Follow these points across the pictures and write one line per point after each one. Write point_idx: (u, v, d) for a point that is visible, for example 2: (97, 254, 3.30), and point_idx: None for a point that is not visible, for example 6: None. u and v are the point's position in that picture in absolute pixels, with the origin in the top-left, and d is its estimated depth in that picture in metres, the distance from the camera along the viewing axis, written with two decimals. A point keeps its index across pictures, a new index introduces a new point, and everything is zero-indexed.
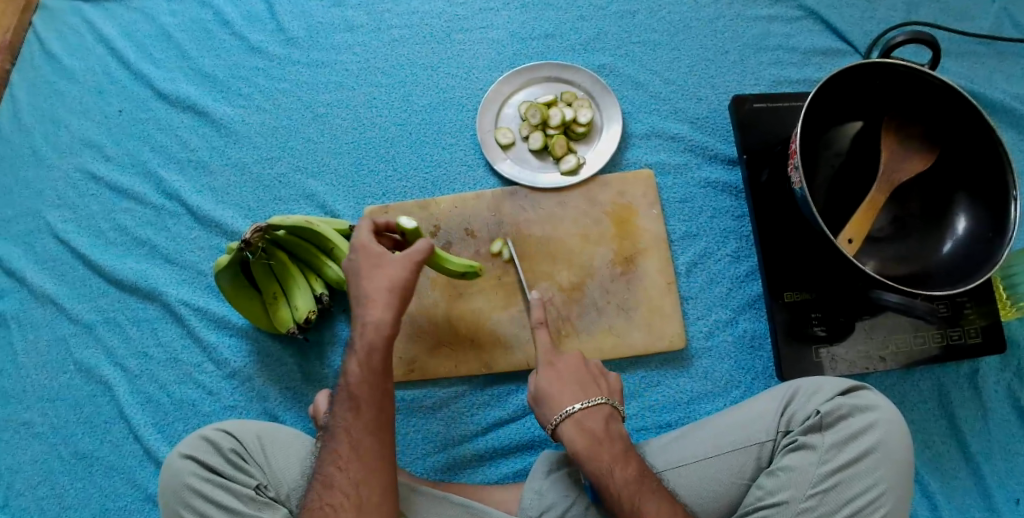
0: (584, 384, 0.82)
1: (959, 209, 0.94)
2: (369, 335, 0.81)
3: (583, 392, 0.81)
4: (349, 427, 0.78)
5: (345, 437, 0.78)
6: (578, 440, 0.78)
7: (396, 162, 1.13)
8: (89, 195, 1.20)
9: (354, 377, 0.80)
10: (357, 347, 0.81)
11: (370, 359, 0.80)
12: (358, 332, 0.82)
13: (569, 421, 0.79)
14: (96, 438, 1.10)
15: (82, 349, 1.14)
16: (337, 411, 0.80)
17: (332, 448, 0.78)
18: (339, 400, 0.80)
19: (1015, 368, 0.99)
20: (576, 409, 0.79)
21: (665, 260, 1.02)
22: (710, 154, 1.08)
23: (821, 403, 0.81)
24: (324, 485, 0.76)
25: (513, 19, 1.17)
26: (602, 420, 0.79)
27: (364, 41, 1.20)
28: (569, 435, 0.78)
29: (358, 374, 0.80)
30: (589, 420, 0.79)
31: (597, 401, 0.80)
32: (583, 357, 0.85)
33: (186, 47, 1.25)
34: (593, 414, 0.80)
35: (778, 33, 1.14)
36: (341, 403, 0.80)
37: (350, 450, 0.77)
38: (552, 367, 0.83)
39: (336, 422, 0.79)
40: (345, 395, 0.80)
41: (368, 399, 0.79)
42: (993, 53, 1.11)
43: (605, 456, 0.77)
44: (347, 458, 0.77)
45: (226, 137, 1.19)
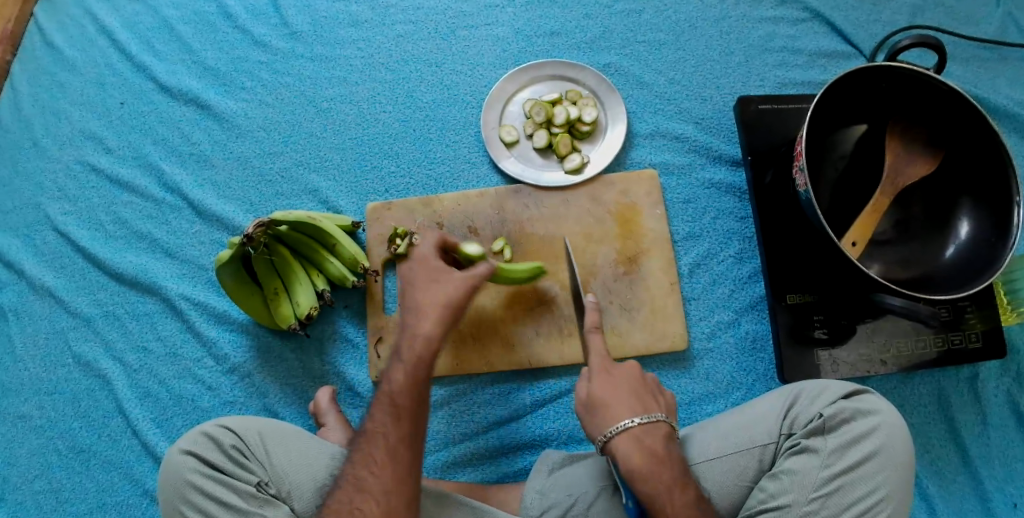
0: (642, 398, 0.82)
1: (962, 213, 0.94)
2: (418, 347, 0.84)
3: (640, 406, 0.81)
4: (389, 433, 0.78)
5: (381, 442, 0.78)
6: (633, 455, 0.77)
7: (400, 158, 1.13)
8: (90, 188, 1.20)
9: (398, 384, 0.82)
10: (406, 357, 0.84)
11: (416, 368, 0.83)
12: (408, 341, 0.85)
13: (626, 435, 0.78)
14: (94, 432, 1.10)
15: (80, 342, 1.13)
16: (377, 416, 0.80)
17: (365, 451, 0.78)
18: (379, 405, 0.81)
19: (1014, 373, 0.99)
20: (634, 423, 0.79)
21: (668, 260, 1.02)
22: (714, 155, 1.08)
23: (824, 406, 0.81)
24: (353, 490, 0.75)
25: (518, 16, 1.17)
26: (662, 439, 0.79)
27: (368, 36, 1.19)
28: (625, 450, 0.78)
29: (403, 381, 0.82)
30: (648, 437, 0.78)
31: (655, 417, 0.80)
32: (639, 370, 0.86)
33: (188, 40, 1.24)
34: (651, 431, 0.79)
35: (783, 34, 1.13)
36: (381, 408, 0.81)
37: (385, 457, 0.77)
38: (607, 375, 0.85)
39: (373, 426, 0.80)
40: (386, 400, 0.81)
41: (410, 407, 0.80)
42: (997, 58, 1.11)
43: (665, 476, 0.75)
44: (381, 465, 0.76)
45: (228, 131, 1.19)
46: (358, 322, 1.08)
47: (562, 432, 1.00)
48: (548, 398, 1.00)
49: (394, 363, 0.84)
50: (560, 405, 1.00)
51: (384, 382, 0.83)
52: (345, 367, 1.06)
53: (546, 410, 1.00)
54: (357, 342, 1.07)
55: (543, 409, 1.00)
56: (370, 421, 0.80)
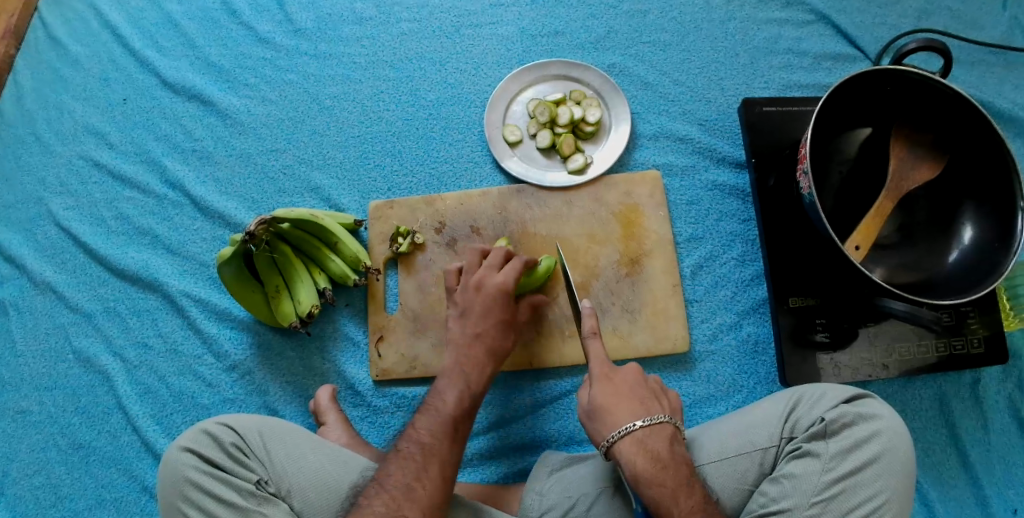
0: (645, 400, 0.82)
1: (965, 218, 0.94)
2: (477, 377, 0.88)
3: (644, 409, 0.81)
4: (447, 448, 0.80)
5: (436, 455, 0.79)
6: (639, 460, 0.77)
7: (402, 157, 1.12)
8: (92, 183, 1.20)
9: (456, 406, 0.85)
10: (468, 385, 0.87)
11: (474, 395, 0.87)
12: (471, 369, 0.89)
13: (629, 439, 0.78)
14: (94, 427, 1.10)
15: (81, 338, 1.13)
16: (424, 426, 0.82)
17: (417, 461, 0.78)
18: (426, 415, 0.84)
19: (1016, 379, 0.99)
20: (636, 427, 0.79)
21: (671, 262, 1.01)
22: (718, 157, 1.07)
23: (826, 410, 0.81)
24: (402, 497, 0.75)
25: (523, 16, 1.17)
26: (665, 440, 0.79)
27: (373, 34, 1.19)
28: (627, 454, 0.78)
29: (462, 405, 0.85)
30: (650, 439, 0.78)
31: (659, 419, 0.80)
32: (640, 373, 0.85)
33: (192, 36, 1.24)
34: (655, 433, 0.79)
35: (788, 37, 1.13)
36: (437, 425, 0.83)
37: (435, 471, 0.78)
38: (609, 382, 0.82)
39: (429, 438, 0.81)
40: (442, 414, 0.83)
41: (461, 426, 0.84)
42: (1002, 63, 1.11)
43: (670, 480, 0.76)
44: (432, 477, 0.77)
45: (231, 128, 1.18)
46: (359, 321, 1.07)
47: (562, 432, 0.99)
48: (550, 398, 1.00)
49: (448, 383, 0.87)
50: (560, 407, 1.00)
51: (435, 397, 0.86)
52: (346, 366, 1.06)
53: (546, 411, 1.00)
54: (359, 340, 1.07)
55: (543, 410, 1.00)
56: (421, 431, 0.82)
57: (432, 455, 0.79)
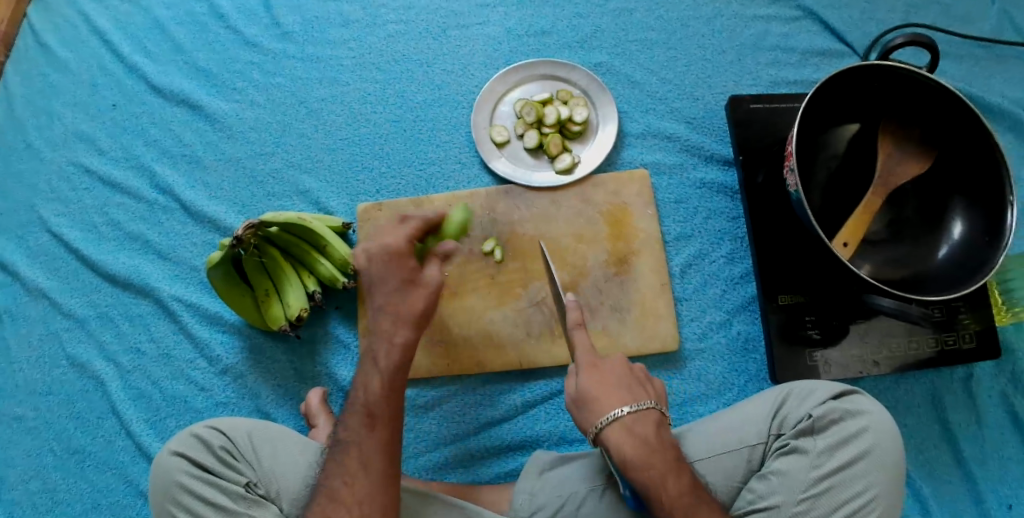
0: (630, 387, 0.80)
1: (955, 213, 0.94)
2: (394, 355, 0.82)
3: (631, 395, 0.79)
4: (365, 439, 0.78)
5: (354, 451, 0.77)
6: (626, 445, 0.76)
7: (391, 159, 1.12)
8: (83, 190, 1.20)
9: (373, 392, 0.80)
10: (380, 365, 0.81)
11: (392, 377, 0.81)
12: (383, 348, 0.82)
13: (617, 425, 0.76)
14: (88, 433, 1.10)
15: (74, 344, 1.13)
16: (345, 424, 0.80)
17: (341, 461, 0.78)
18: (349, 409, 0.81)
19: (1009, 373, 0.99)
20: (624, 413, 0.77)
21: (660, 260, 1.01)
22: (706, 154, 1.07)
23: (813, 407, 0.80)
24: (327, 500, 0.75)
25: (509, 16, 1.16)
26: (652, 425, 0.78)
27: (360, 36, 1.19)
28: (616, 441, 0.77)
29: (380, 392, 0.80)
30: (638, 425, 0.77)
31: (645, 405, 0.78)
32: (625, 359, 0.83)
33: (180, 41, 1.24)
34: (641, 419, 0.78)
35: (776, 33, 1.13)
36: (354, 416, 0.80)
37: (358, 468, 0.76)
38: (595, 369, 0.81)
39: (346, 433, 0.79)
40: (360, 407, 0.80)
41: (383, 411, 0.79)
42: (991, 56, 1.10)
43: (660, 464, 0.76)
44: (354, 475, 0.76)
45: (220, 132, 1.19)
46: (349, 323, 1.07)
47: (553, 432, 0.99)
48: (541, 398, 1.00)
49: (364, 371, 0.82)
50: (552, 407, 1.00)
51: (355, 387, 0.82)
52: (337, 369, 1.06)
53: (537, 411, 1.00)
54: (349, 343, 1.07)
55: (534, 411, 1.00)
56: (342, 429, 0.80)
57: (351, 451, 0.78)
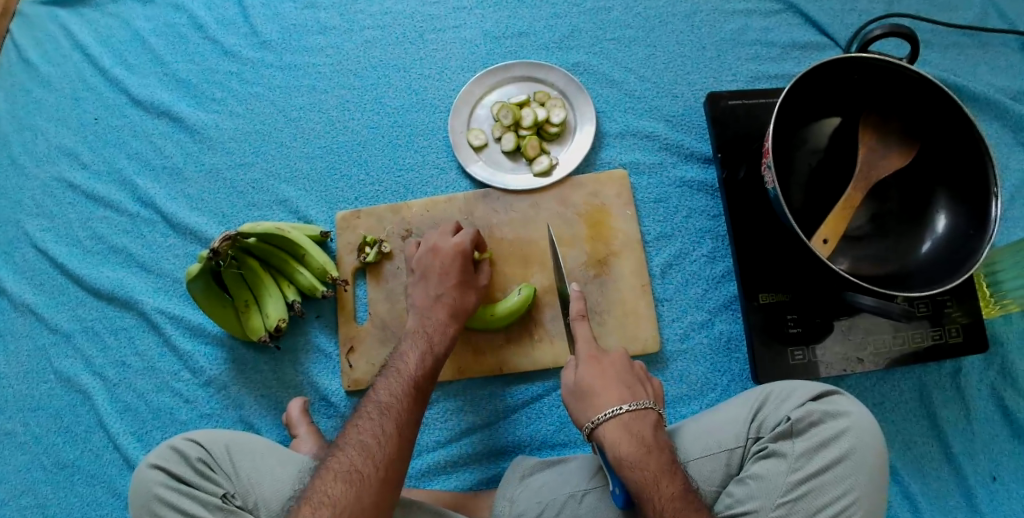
0: (630, 386, 0.83)
1: (939, 205, 0.92)
2: (435, 336, 0.90)
3: (630, 394, 0.82)
4: (407, 405, 0.81)
5: (393, 414, 0.80)
6: (623, 443, 0.77)
7: (369, 166, 1.12)
8: (66, 204, 1.20)
9: (414, 366, 0.86)
10: (429, 348, 0.89)
11: (437, 358, 0.89)
12: (431, 329, 0.91)
13: (615, 422, 0.79)
14: (77, 447, 1.10)
15: (61, 358, 1.14)
16: (385, 388, 0.83)
17: (375, 417, 0.79)
18: (388, 377, 0.84)
19: (998, 367, 0.96)
20: (623, 410, 0.80)
21: (639, 262, 1.00)
22: (686, 153, 1.06)
23: (792, 409, 0.79)
24: (358, 454, 0.75)
25: (486, 18, 1.16)
26: (649, 425, 0.79)
27: (337, 43, 1.19)
28: (613, 437, 0.78)
29: (424, 367, 0.86)
30: (635, 424, 0.79)
31: (644, 404, 0.81)
32: (626, 358, 0.87)
33: (160, 52, 1.24)
34: (639, 418, 0.80)
35: (756, 27, 1.11)
36: (397, 383, 0.83)
37: (391, 428, 0.78)
38: (596, 364, 0.85)
39: (388, 397, 0.82)
40: (405, 376, 0.84)
41: (421, 385, 0.85)
42: (978, 44, 1.08)
43: (653, 465, 0.76)
44: (389, 434, 0.78)
45: (200, 143, 1.19)
46: (330, 332, 1.07)
47: (535, 437, 0.99)
48: (522, 403, 1.00)
49: (410, 346, 0.89)
50: (533, 411, 0.99)
51: (396, 362, 0.87)
52: (319, 377, 1.06)
53: (518, 416, 1.00)
54: (331, 352, 1.06)
55: (516, 415, 1.00)
56: (383, 392, 0.82)
57: (389, 414, 0.79)
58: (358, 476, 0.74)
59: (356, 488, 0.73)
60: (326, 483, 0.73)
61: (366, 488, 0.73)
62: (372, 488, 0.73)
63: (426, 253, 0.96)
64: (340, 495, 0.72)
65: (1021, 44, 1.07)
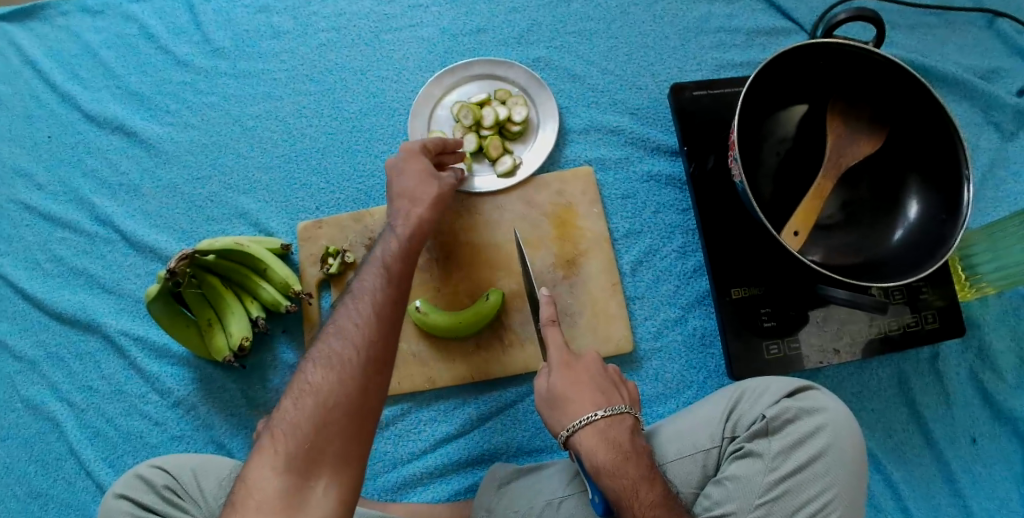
0: (605, 390, 0.80)
1: (910, 190, 0.90)
2: (413, 224, 0.82)
3: (605, 399, 0.80)
4: (381, 288, 0.74)
5: (366, 297, 0.73)
6: (600, 450, 0.76)
7: (329, 174, 1.09)
8: (23, 227, 1.17)
9: (391, 251, 0.79)
10: (401, 233, 0.81)
11: (409, 243, 0.81)
12: (403, 220, 0.83)
13: (591, 429, 0.77)
14: (47, 475, 1.08)
15: (26, 385, 1.11)
16: (366, 279, 0.76)
17: (351, 305, 0.73)
18: (370, 270, 0.77)
19: (976, 350, 0.95)
20: (598, 417, 0.77)
21: (609, 261, 0.98)
22: (652, 146, 1.03)
23: (767, 407, 0.77)
24: (334, 340, 0.70)
25: (442, 15, 1.12)
26: (626, 431, 0.78)
27: (292, 47, 1.15)
28: (589, 445, 0.76)
29: (400, 254, 0.79)
30: (612, 430, 0.77)
31: (619, 409, 0.79)
32: (599, 361, 0.83)
33: (111, 65, 1.21)
34: (616, 424, 0.78)
35: (719, 14, 1.08)
36: (371, 269, 0.77)
37: (367, 309, 0.72)
38: (570, 371, 0.80)
39: (363, 283, 0.75)
40: (383, 269, 0.77)
41: (399, 273, 0.77)
42: (945, 23, 1.05)
43: (632, 472, 0.74)
44: (364, 314, 0.71)
45: (157, 158, 1.15)
46: (298, 346, 1.04)
47: (511, 443, 0.97)
48: (496, 411, 0.98)
49: (390, 240, 0.81)
50: (507, 418, 0.97)
51: (375, 257, 0.79)
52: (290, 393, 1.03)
53: (493, 423, 0.98)
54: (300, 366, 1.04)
55: (491, 423, 0.98)
56: (362, 284, 0.75)
57: (366, 298, 0.73)
58: (339, 363, 0.68)
59: (336, 372, 0.67)
60: (305, 371, 0.69)
61: (347, 372, 0.67)
62: (354, 375, 0.67)
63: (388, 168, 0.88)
64: (320, 385, 0.67)
65: (988, 21, 1.04)
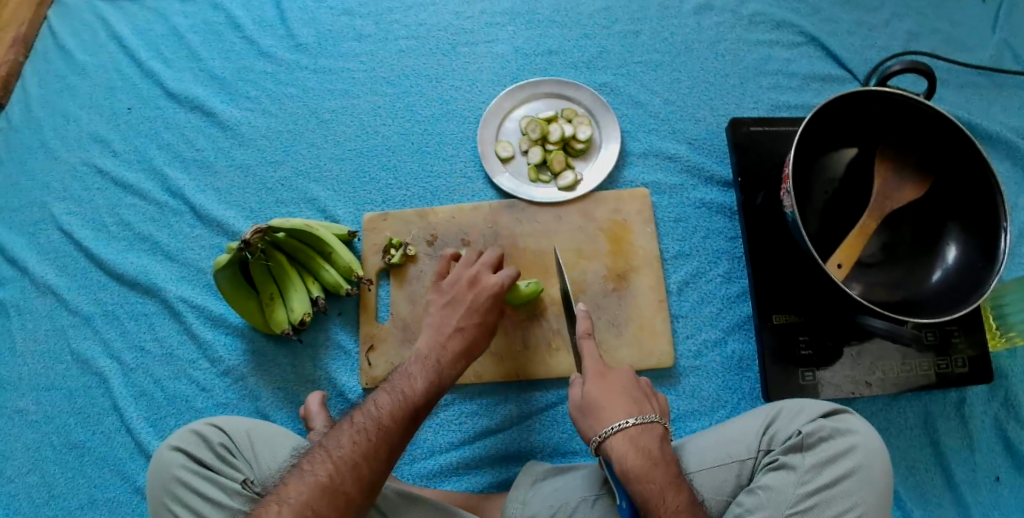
0: (637, 401, 0.84)
1: (950, 237, 0.95)
2: (445, 358, 0.90)
3: (636, 408, 0.83)
4: (399, 426, 0.80)
5: (383, 428, 0.79)
6: (630, 455, 0.78)
7: (397, 171, 1.15)
8: (94, 190, 1.23)
9: (416, 385, 0.85)
10: (430, 371, 0.88)
11: (437, 384, 0.87)
12: (436, 352, 0.91)
13: (622, 435, 0.80)
14: (89, 428, 1.12)
15: (79, 340, 1.16)
16: (385, 405, 0.81)
17: (364, 429, 0.78)
18: (390, 395, 0.83)
19: (1001, 399, 0.99)
20: (630, 424, 0.81)
21: (657, 278, 1.03)
22: (706, 176, 1.09)
23: (803, 424, 0.80)
24: (336, 462, 0.75)
25: (518, 35, 1.20)
26: (655, 439, 0.80)
27: (372, 50, 1.22)
28: (620, 450, 0.79)
29: (427, 391, 0.85)
30: (642, 437, 0.80)
31: (650, 418, 0.82)
32: (631, 374, 0.88)
33: (196, 49, 1.28)
34: (646, 432, 0.81)
35: (779, 58, 1.15)
36: (391, 399, 0.82)
37: (377, 441, 0.77)
38: (604, 381, 0.85)
39: (383, 412, 0.80)
40: (405, 399, 0.83)
41: (415, 411, 0.83)
42: (992, 85, 1.12)
43: (659, 478, 0.77)
44: (375, 448, 0.77)
45: (231, 139, 1.22)
46: (351, 330, 1.09)
47: (548, 443, 1.01)
48: (536, 410, 1.02)
49: (418, 371, 0.88)
50: (547, 418, 1.02)
51: (400, 381, 0.86)
52: (337, 373, 1.07)
53: (532, 422, 1.02)
54: (350, 349, 1.08)
55: (530, 421, 1.02)
56: (379, 408, 0.81)
57: (376, 423, 0.79)
58: (330, 490, 0.72)
59: (324, 498, 0.72)
60: (294, 483, 0.73)
61: (333, 497, 0.72)
62: (338, 507, 0.72)
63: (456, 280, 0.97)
64: (303, 503, 0.71)
65: None
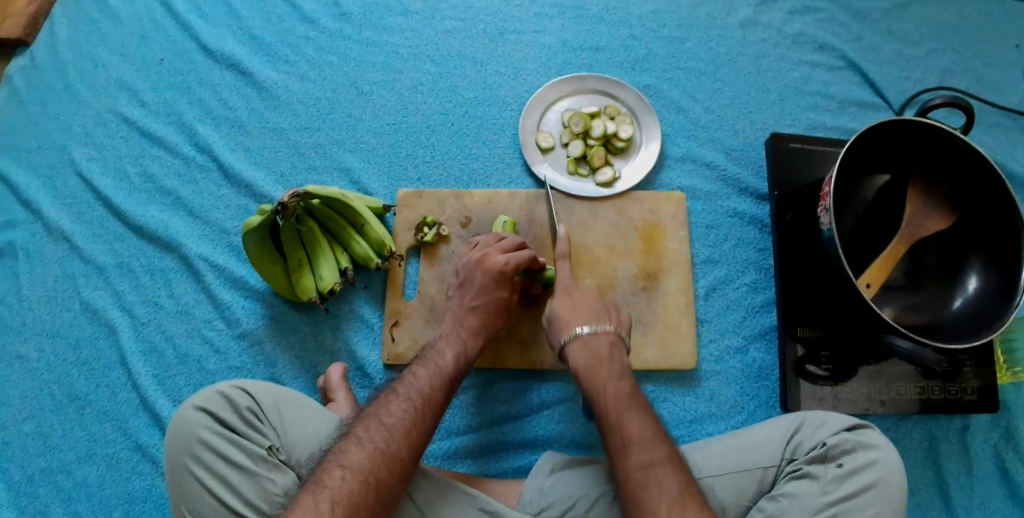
0: (600, 314, 0.90)
1: (971, 269, 0.98)
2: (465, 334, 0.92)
3: (594, 318, 0.90)
4: (440, 397, 0.83)
5: (427, 398, 0.82)
6: (579, 356, 0.87)
7: (435, 149, 1.15)
8: (118, 137, 1.21)
9: (448, 358, 0.88)
10: (460, 344, 0.90)
11: (468, 356, 0.90)
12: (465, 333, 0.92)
13: (576, 341, 0.88)
14: (92, 380, 1.08)
15: (90, 289, 1.13)
16: (424, 377, 0.84)
17: (409, 400, 0.81)
18: (427, 367, 0.86)
19: (1003, 429, 1.02)
20: (584, 331, 0.88)
21: (686, 281, 1.04)
22: (740, 186, 1.11)
23: (827, 436, 0.83)
24: (386, 430, 0.77)
25: (565, 28, 1.21)
26: (607, 343, 0.88)
27: (416, 27, 1.22)
28: (573, 351, 0.88)
29: (459, 366, 0.88)
30: (593, 342, 0.87)
31: (605, 328, 0.89)
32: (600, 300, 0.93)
33: (236, 7, 1.26)
34: (598, 337, 0.88)
35: (818, 79, 1.18)
36: (428, 369, 0.85)
37: (423, 410, 0.81)
38: (569, 296, 0.92)
39: (424, 383, 0.83)
40: (443, 371, 0.86)
41: (452, 381, 0.87)
42: (1019, 128, 1.16)
43: (602, 374, 0.85)
44: (423, 418, 0.80)
45: (266, 101, 1.20)
46: (375, 304, 1.09)
47: (566, 435, 1.01)
48: (557, 400, 1.02)
49: (446, 345, 0.90)
50: (565, 410, 1.02)
51: (434, 354, 0.89)
52: (358, 347, 1.07)
53: (552, 412, 1.02)
54: (373, 322, 1.08)
55: (551, 411, 1.02)
56: (420, 379, 0.84)
57: (419, 393, 0.82)
58: (388, 457, 0.75)
59: (381, 463, 0.74)
60: (351, 449, 0.75)
61: (389, 462, 0.75)
62: (397, 472, 0.75)
63: (474, 260, 0.97)
64: (366, 470, 0.73)
65: None
